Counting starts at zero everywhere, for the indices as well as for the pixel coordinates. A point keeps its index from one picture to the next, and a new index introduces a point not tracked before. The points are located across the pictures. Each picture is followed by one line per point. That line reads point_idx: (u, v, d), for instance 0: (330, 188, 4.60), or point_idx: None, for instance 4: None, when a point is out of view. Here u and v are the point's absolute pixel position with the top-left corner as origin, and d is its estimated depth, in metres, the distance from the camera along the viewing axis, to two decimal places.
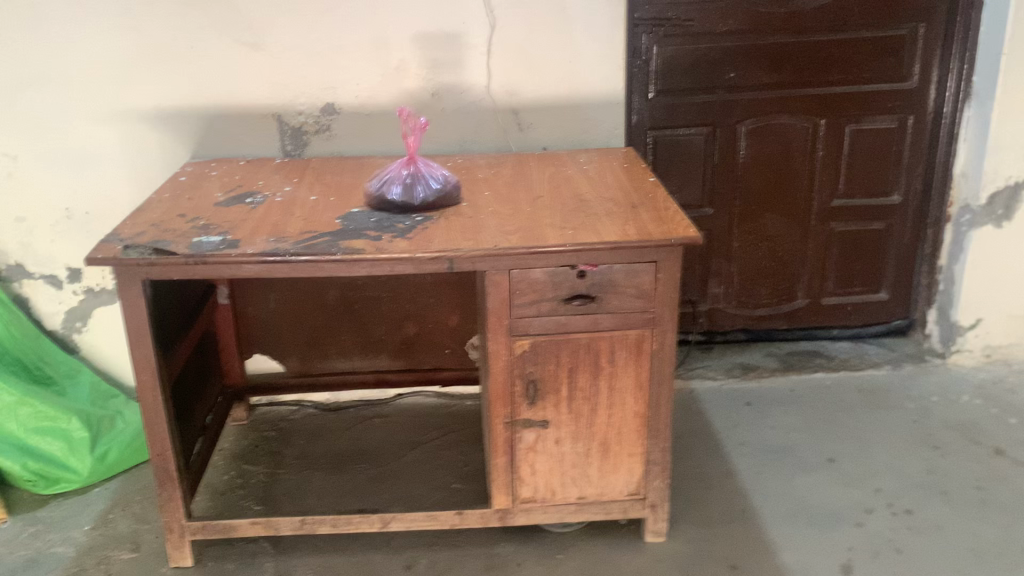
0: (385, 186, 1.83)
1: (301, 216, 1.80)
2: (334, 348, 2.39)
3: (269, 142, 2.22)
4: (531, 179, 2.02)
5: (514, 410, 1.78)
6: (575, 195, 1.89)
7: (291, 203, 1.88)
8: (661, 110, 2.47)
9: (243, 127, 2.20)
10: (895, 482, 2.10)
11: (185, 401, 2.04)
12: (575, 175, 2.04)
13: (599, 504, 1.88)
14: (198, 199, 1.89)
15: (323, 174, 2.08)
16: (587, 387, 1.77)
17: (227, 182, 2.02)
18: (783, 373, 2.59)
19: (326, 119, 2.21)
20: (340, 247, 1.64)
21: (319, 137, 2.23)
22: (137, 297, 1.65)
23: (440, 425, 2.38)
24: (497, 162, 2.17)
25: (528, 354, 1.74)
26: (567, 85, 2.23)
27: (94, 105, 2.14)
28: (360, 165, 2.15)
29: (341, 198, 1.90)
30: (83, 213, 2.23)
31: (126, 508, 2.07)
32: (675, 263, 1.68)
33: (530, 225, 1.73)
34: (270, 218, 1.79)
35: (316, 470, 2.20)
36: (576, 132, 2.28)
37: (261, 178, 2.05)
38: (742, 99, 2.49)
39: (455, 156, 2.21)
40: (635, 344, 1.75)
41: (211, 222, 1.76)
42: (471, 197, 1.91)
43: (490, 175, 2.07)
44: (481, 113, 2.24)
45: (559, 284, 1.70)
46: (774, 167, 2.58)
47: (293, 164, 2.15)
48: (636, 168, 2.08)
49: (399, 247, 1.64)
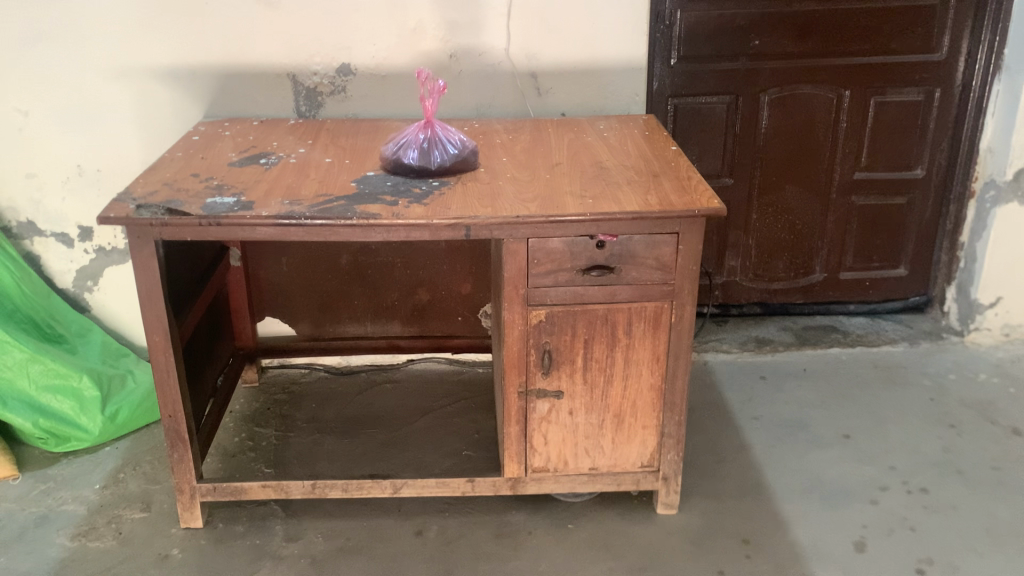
0: (401, 150, 1.80)
1: (316, 179, 1.77)
2: (346, 313, 2.38)
3: (283, 102, 2.18)
4: (549, 146, 1.99)
5: (528, 380, 1.76)
6: (594, 163, 1.86)
7: (306, 165, 1.86)
8: (682, 77, 2.42)
9: (256, 86, 2.16)
10: (910, 461, 2.08)
11: (197, 362, 2.03)
12: (595, 142, 2.00)
13: (612, 475, 1.86)
14: (211, 159, 1.87)
15: (337, 136, 2.04)
16: (602, 358, 1.75)
17: (240, 143, 1.98)
18: (798, 348, 2.56)
19: (341, 79, 2.17)
20: (355, 211, 1.62)
21: (333, 98, 2.19)
22: (149, 258, 1.63)
23: (451, 393, 2.37)
24: (515, 127, 2.13)
25: (544, 325, 1.72)
26: (588, 50, 2.18)
27: (106, 61, 2.10)
28: (375, 127, 2.11)
29: (356, 161, 1.87)
30: (94, 170, 2.21)
31: (137, 468, 2.07)
32: (696, 235, 1.65)
33: (548, 193, 1.70)
34: (284, 180, 1.77)
35: (326, 435, 2.19)
36: (595, 98, 2.24)
37: (275, 139, 2.02)
38: (765, 67, 2.44)
39: (472, 121, 2.17)
40: (653, 316, 1.72)
41: (225, 182, 1.74)
42: (489, 162, 1.87)
43: (508, 141, 2.03)
44: (499, 77, 2.19)
45: (577, 254, 1.67)
46: (796, 138, 2.54)
47: (307, 126, 2.12)
48: (656, 136, 2.04)
49: (415, 213, 1.62)
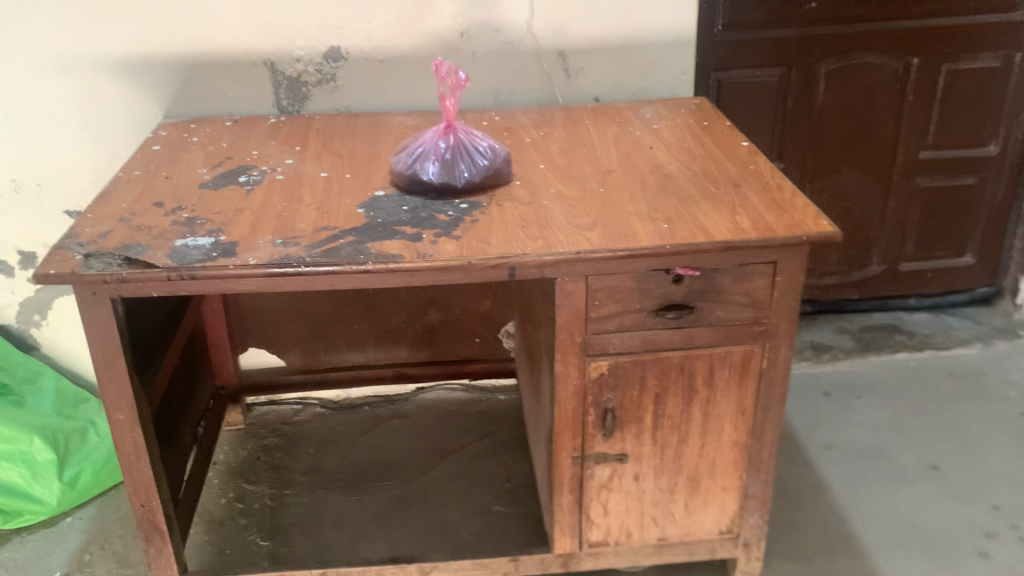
0: (417, 163, 1.43)
1: (312, 205, 1.40)
2: (344, 339, 2.03)
3: (261, 95, 1.80)
4: (592, 144, 1.63)
5: (585, 442, 1.43)
6: (654, 168, 1.51)
7: (297, 182, 1.49)
8: (728, 47, 2.05)
9: (228, 77, 1.77)
10: (1015, 497, 1.79)
11: (174, 421, 1.68)
12: (646, 138, 1.65)
13: (683, 545, 1.56)
14: (178, 179, 1.49)
15: (332, 139, 1.67)
16: (677, 414, 1.42)
17: (214, 152, 1.61)
18: (861, 355, 2.27)
19: (331, 66, 1.78)
20: (369, 252, 1.26)
21: (320, 88, 1.81)
22: (105, 321, 1.26)
23: (471, 429, 2.04)
24: (544, 119, 1.77)
25: (606, 379, 1.38)
26: (627, 21, 1.82)
27: (36, 51, 1.70)
28: (375, 125, 1.74)
29: (360, 175, 1.51)
30: (34, 185, 1.82)
31: (105, 546, 1.72)
32: (799, 264, 1.32)
33: (609, 216, 1.35)
34: (271, 206, 1.40)
35: (330, 490, 1.85)
36: (635, 80, 1.88)
37: (254, 146, 1.64)
38: (822, 34, 2.09)
39: (490, 113, 1.81)
40: (739, 362, 1.39)
41: (197, 213, 1.36)
42: (524, 172, 1.52)
43: (540, 138, 1.67)
44: (520, 58, 1.83)
45: (648, 292, 1.33)
46: (856, 115, 2.20)
47: (293, 126, 1.74)
48: (717, 127, 1.69)
49: (446, 251, 1.26)
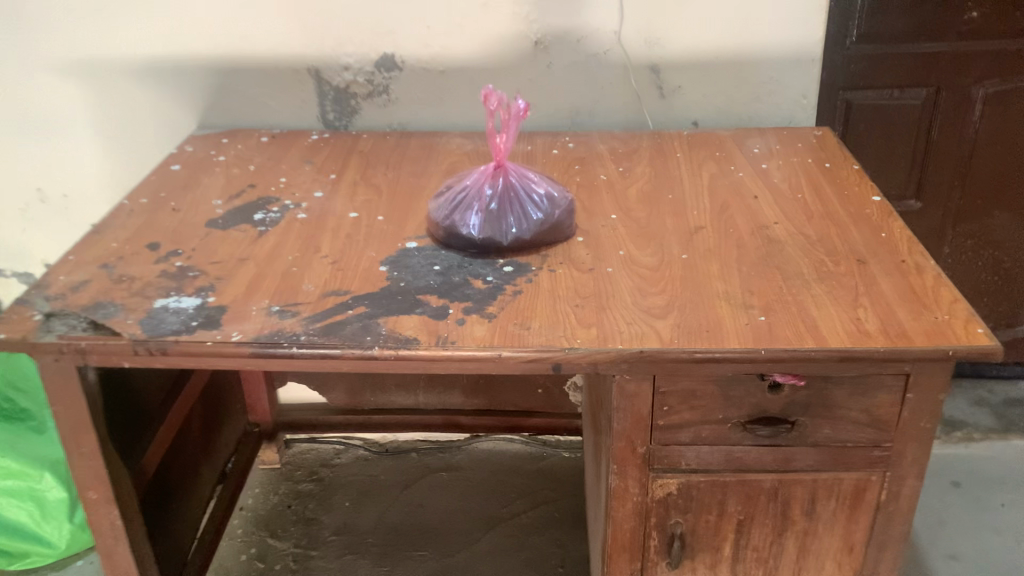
0: (457, 212, 1.17)
1: (328, 257, 1.17)
2: (392, 379, 1.80)
3: (304, 107, 1.59)
4: (681, 187, 1.34)
5: (645, 570, 1.16)
6: (755, 227, 1.21)
7: (320, 224, 1.26)
8: (862, 62, 1.73)
9: (267, 86, 1.56)
10: None
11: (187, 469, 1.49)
12: (750, 183, 1.34)
13: None
14: (186, 213, 1.28)
15: (375, 168, 1.44)
16: (765, 547, 1.14)
17: (237, 178, 1.40)
18: (1003, 437, 1.89)
19: (383, 76, 1.55)
20: (379, 332, 1.01)
21: (371, 101, 1.58)
22: (71, 393, 1.06)
23: (527, 492, 1.78)
24: (626, 149, 1.49)
25: (675, 501, 1.11)
26: (735, 32, 1.51)
27: (58, 52, 1.53)
28: (428, 152, 1.50)
29: (394, 220, 1.27)
30: (60, 196, 1.66)
31: None
32: (939, 381, 1.01)
33: (690, 295, 1.06)
34: (280, 255, 1.17)
35: (360, 556, 1.63)
36: (742, 103, 1.57)
37: (284, 172, 1.42)
38: (983, 51, 1.73)
39: (564, 138, 1.54)
40: (849, 492, 1.10)
41: (192, 263, 1.15)
42: (591, 224, 1.24)
43: (619, 176, 1.39)
44: (604, 73, 1.54)
45: (734, 401, 1.04)
46: (1016, 148, 1.84)
47: (336, 146, 1.52)
48: (841, 172, 1.37)
49: (475, 336, 1.00)
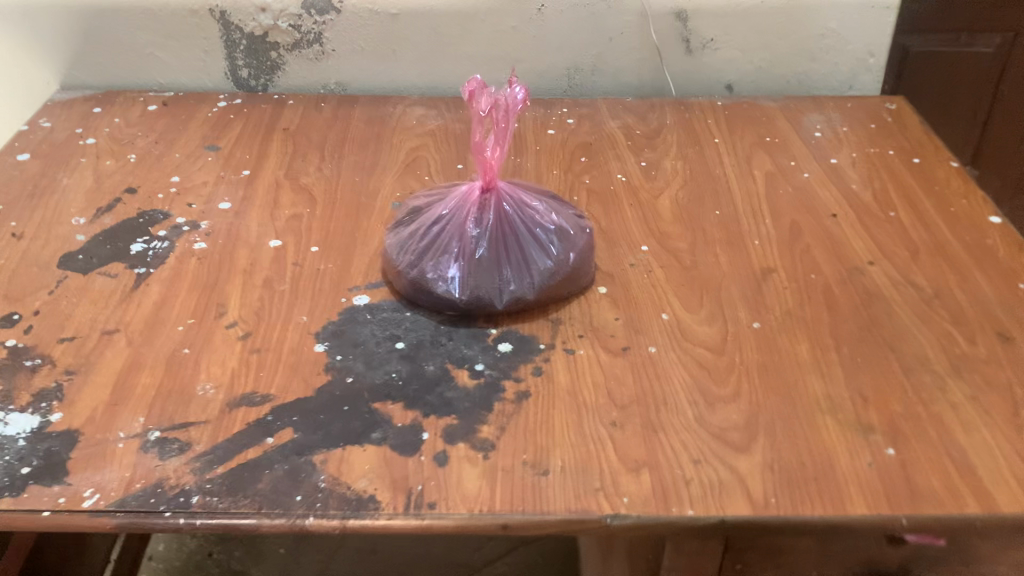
0: (429, 257, 0.81)
1: (238, 326, 0.80)
2: None
3: (207, 61, 1.17)
4: (727, 197, 0.99)
5: None
6: (843, 273, 0.87)
7: (228, 261, 0.88)
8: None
9: (153, 33, 1.14)
10: None
11: (79, 539, 1.16)
12: (818, 192, 1.00)
13: None
14: (32, 242, 0.89)
15: (305, 157, 1.05)
16: None
17: (110, 176, 1.00)
18: None
19: (314, 21, 1.13)
20: (314, 485, 0.65)
21: (298, 54, 1.17)
22: None
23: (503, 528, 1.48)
24: (644, 130, 1.12)
25: None
26: None
27: None
28: (378, 129, 1.11)
29: (335, 253, 0.90)
30: None
31: None
32: None
33: (777, 405, 0.72)
34: (167, 324, 0.80)
35: None
36: (790, 63, 1.21)
37: (178, 165, 1.03)
38: None
39: (560, 111, 1.16)
40: None
41: (32, 341, 0.77)
42: (612, 262, 0.89)
43: (640, 175, 1.03)
44: (612, 22, 1.15)
45: (834, 556, 0.72)
46: None
47: (251, 120, 1.12)
48: (937, 170, 1.03)
49: (461, 487, 0.65)
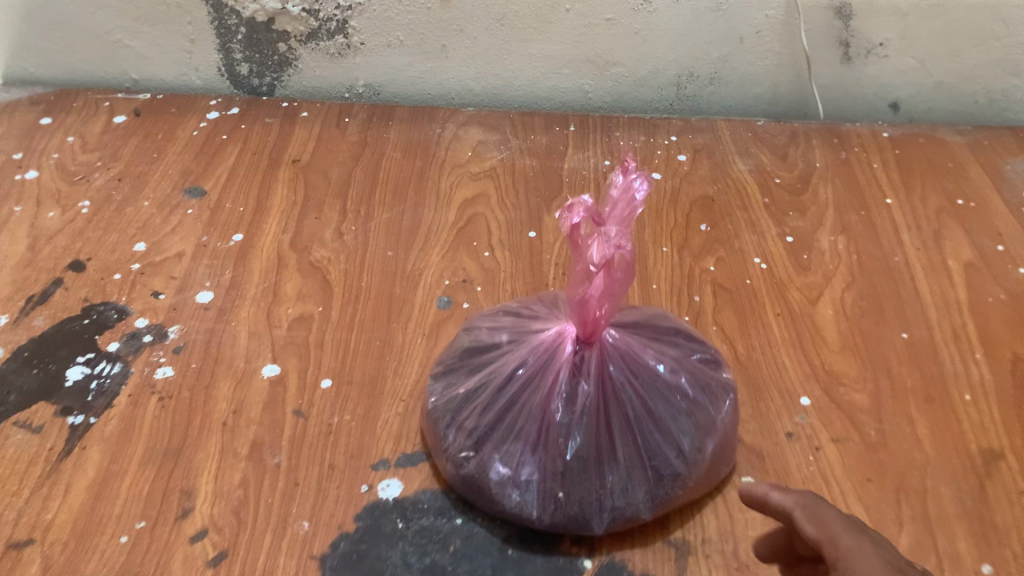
0: (493, 442, 0.54)
1: (208, 540, 0.54)
2: None
3: (192, 56, 0.87)
4: (914, 308, 0.69)
5: None
6: None
7: (200, 402, 0.61)
8: None
9: (117, 18, 0.84)
10: None
11: None
12: None
13: None
14: None
15: (319, 210, 0.76)
16: None
17: (51, 239, 0.73)
18: None
19: (337, 5, 0.82)
20: None
21: (315, 47, 0.86)
22: None
23: None
24: (786, 176, 0.81)
25: None
26: None
27: None
28: (419, 167, 0.82)
29: (355, 393, 0.62)
30: None
31: None
32: None
33: None
34: (104, 529, 0.54)
35: None
36: (987, 77, 0.87)
37: (145, 221, 0.75)
38: None
39: (665, 140, 0.85)
40: None
41: None
42: (757, 428, 0.60)
43: (787, 259, 0.73)
44: (745, 18, 0.82)
45: None
46: None
47: (249, 146, 0.83)
48: None
49: None
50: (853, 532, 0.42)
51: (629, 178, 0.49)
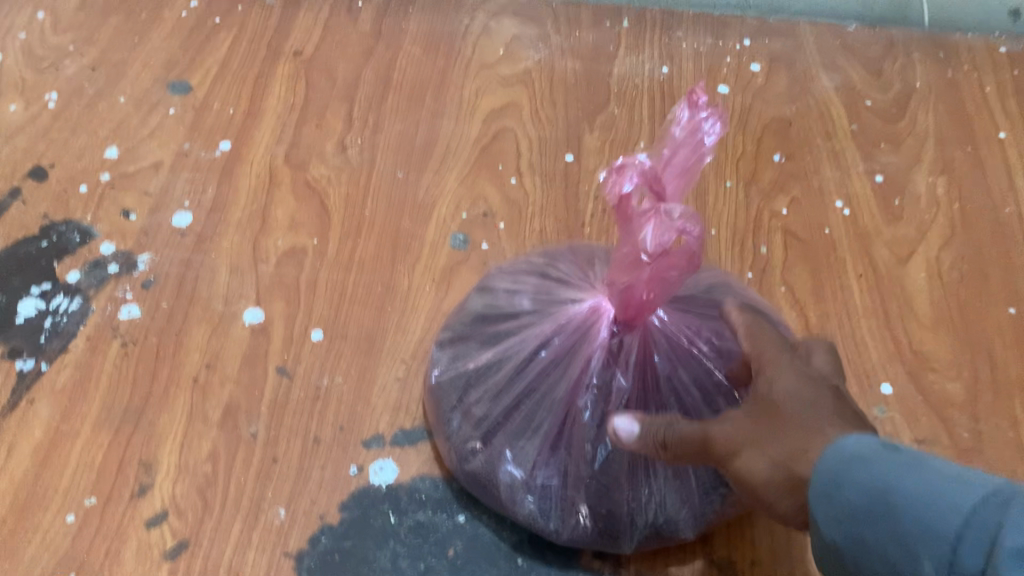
0: (505, 437, 0.44)
1: (168, 525, 0.46)
2: None
3: None
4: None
5: None
6: None
7: (169, 352, 0.52)
8: None
9: None
10: None
11: None
12: None
13: None
14: None
15: (321, 117, 0.65)
16: None
17: (11, 139, 0.63)
18: None
19: None
20: None
21: None
22: None
23: None
24: (880, 97, 0.68)
25: None
26: None
27: None
28: (441, 67, 0.69)
29: (349, 349, 0.53)
30: None
31: None
32: None
33: None
34: (49, 505, 0.47)
35: None
36: None
37: (120, 121, 0.64)
38: None
39: (735, 44, 0.72)
40: None
41: None
42: None
43: (874, 204, 0.61)
44: None
45: None
46: None
47: (245, 32, 0.71)
48: None
49: None
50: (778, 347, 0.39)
51: (696, 116, 0.37)
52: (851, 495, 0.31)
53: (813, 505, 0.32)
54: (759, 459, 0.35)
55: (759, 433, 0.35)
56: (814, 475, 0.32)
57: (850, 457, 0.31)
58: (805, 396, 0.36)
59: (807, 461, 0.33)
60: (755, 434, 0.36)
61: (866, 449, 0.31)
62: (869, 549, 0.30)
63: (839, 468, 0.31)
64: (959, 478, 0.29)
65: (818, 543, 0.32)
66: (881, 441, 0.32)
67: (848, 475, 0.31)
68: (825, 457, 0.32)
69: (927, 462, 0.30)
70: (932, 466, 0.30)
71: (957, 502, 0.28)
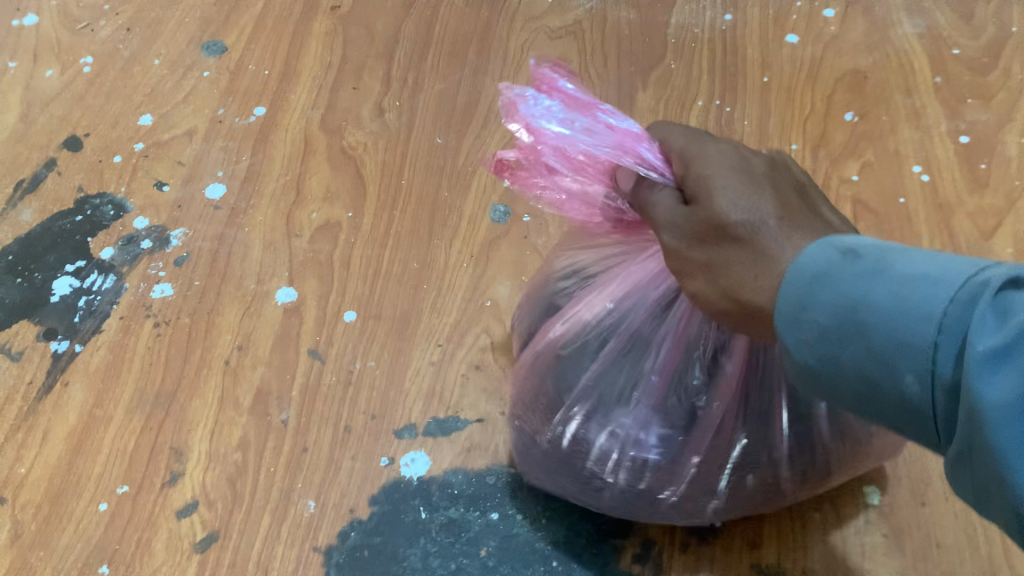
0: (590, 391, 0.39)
1: (198, 515, 0.45)
2: None
3: None
4: None
5: None
6: None
7: (201, 333, 0.51)
8: None
9: None
10: None
11: None
12: None
13: None
14: None
15: (358, 79, 0.62)
16: None
17: (47, 106, 0.62)
18: None
19: None
20: None
21: None
22: None
23: None
24: (971, 44, 0.61)
25: None
26: None
27: None
28: (487, 19, 0.65)
29: (383, 331, 0.51)
30: None
31: None
32: None
33: None
34: (82, 492, 0.46)
35: None
36: None
37: (154, 86, 0.62)
38: None
39: None
40: None
41: None
42: None
43: (958, 168, 0.55)
44: None
45: None
46: None
47: None
48: None
49: None
50: (732, 154, 0.33)
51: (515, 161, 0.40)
52: (820, 317, 0.26)
53: (780, 329, 0.28)
54: (707, 288, 0.32)
55: (704, 255, 0.31)
56: (779, 298, 0.28)
57: (812, 275, 0.27)
58: (756, 206, 0.31)
59: (753, 288, 0.30)
60: (706, 258, 0.31)
61: (826, 260, 0.27)
62: (845, 374, 0.26)
63: (801, 288, 0.27)
64: (929, 273, 0.25)
65: (789, 368, 0.28)
66: (842, 246, 0.27)
67: (812, 295, 0.27)
68: (787, 281, 0.28)
69: (891, 265, 0.26)
70: (897, 265, 0.25)
71: (928, 309, 0.24)
